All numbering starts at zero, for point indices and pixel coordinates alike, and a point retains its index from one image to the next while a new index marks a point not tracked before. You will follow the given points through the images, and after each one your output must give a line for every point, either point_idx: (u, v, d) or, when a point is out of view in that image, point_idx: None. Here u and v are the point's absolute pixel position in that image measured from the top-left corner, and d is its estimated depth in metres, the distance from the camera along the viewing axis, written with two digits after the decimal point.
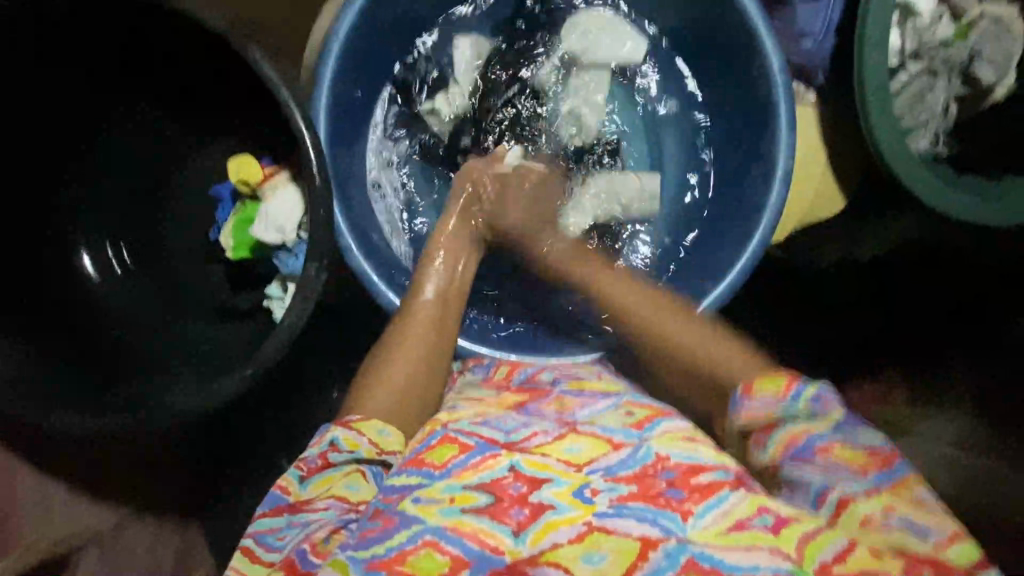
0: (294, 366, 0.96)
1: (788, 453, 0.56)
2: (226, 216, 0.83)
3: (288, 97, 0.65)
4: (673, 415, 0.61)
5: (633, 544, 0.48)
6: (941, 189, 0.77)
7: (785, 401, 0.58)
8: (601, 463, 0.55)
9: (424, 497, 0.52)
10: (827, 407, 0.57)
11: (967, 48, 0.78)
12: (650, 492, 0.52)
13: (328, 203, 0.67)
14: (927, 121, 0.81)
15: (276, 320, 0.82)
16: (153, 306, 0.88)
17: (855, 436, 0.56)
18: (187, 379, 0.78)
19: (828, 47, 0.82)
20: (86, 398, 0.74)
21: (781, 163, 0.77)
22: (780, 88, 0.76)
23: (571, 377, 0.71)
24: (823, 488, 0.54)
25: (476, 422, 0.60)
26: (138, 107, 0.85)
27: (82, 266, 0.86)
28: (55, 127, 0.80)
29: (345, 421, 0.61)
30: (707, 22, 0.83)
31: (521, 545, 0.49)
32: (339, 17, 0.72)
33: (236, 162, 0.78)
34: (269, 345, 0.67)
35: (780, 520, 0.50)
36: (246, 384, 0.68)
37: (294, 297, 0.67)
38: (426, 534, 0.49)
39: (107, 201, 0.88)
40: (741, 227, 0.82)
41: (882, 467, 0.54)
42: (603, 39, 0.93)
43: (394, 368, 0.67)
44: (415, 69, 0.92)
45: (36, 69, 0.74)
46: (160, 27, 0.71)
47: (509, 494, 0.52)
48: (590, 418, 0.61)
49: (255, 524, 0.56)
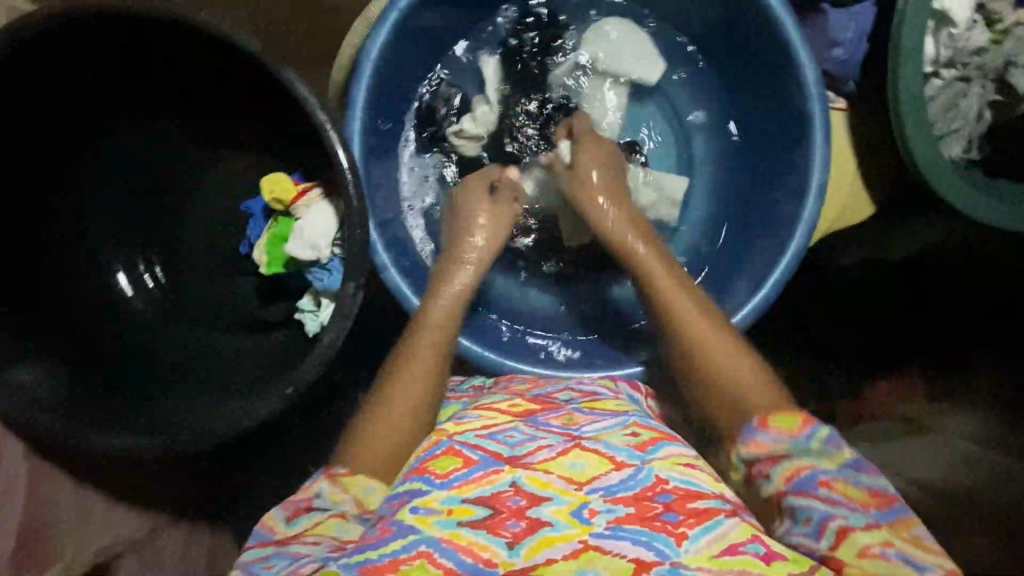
0: (333, 372, 0.99)
1: (790, 484, 0.56)
2: (257, 232, 0.83)
3: (324, 119, 0.66)
4: (676, 440, 0.61)
5: (626, 564, 0.49)
6: (980, 199, 0.77)
7: (794, 439, 0.58)
8: (601, 482, 0.54)
9: (422, 507, 0.52)
10: (838, 448, 0.57)
11: (1003, 54, 0.77)
12: (647, 514, 0.51)
13: (363, 221, 0.68)
14: (959, 128, 0.80)
15: (308, 333, 0.83)
16: (156, 307, 0.90)
17: (859, 479, 0.56)
18: (212, 390, 0.81)
19: (860, 56, 0.81)
20: (86, 398, 0.76)
21: (815, 176, 0.76)
22: (814, 101, 0.75)
23: (586, 395, 0.71)
24: (824, 515, 0.53)
25: (481, 434, 0.59)
26: (140, 108, 0.84)
27: (116, 283, 0.88)
28: (56, 127, 0.77)
29: (333, 472, 0.61)
30: (740, 32, 0.83)
31: (515, 557, 0.49)
32: (369, 37, 0.73)
33: (270, 179, 0.77)
34: (309, 365, 0.68)
35: (771, 551, 0.51)
36: (284, 404, 0.70)
37: (332, 316, 0.68)
38: (421, 544, 0.50)
39: (106, 201, 0.86)
40: (774, 240, 0.81)
41: (882, 507, 0.54)
42: (630, 54, 0.93)
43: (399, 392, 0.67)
44: (437, 92, 0.91)
45: (40, 70, 0.70)
46: (157, 26, 0.68)
47: (508, 507, 0.52)
48: (596, 433, 0.60)
49: (242, 557, 0.55)
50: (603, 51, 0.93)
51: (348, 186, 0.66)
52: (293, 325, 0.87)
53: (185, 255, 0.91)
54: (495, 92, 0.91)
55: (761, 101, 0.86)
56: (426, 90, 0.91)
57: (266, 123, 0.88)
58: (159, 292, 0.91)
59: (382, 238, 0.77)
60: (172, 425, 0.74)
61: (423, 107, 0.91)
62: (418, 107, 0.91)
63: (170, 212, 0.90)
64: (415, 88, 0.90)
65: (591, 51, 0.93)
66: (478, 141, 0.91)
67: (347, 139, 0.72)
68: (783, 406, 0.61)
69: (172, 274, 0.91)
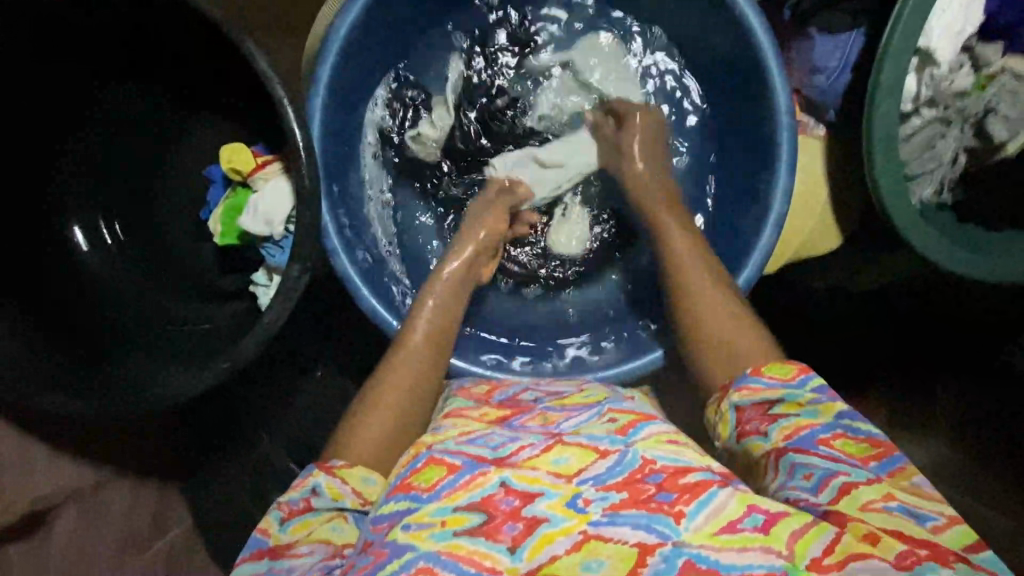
0: (309, 361, 0.98)
1: (790, 441, 0.56)
2: (216, 199, 0.82)
3: (283, 95, 0.65)
4: (657, 419, 0.60)
5: (630, 550, 0.47)
6: (955, 251, 0.76)
7: (789, 385, 0.59)
8: (589, 473, 0.52)
9: (414, 523, 0.50)
10: (833, 399, 0.58)
11: (985, 100, 0.76)
12: (641, 497, 0.50)
13: (315, 204, 0.67)
14: (934, 169, 0.80)
15: (259, 307, 0.83)
16: (135, 299, 0.88)
17: (856, 429, 0.56)
18: (183, 361, 0.80)
19: (842, 85, 0.80)
20: (62, 381, 0.74)
21: (777, 207, 0.75)
22: (785, 130, 0.74)
23: (551, 394, 0.71)
24: (826, 472, 0.53)
25: (461, 441, 0.58)
26: (137, 107, 0.85)
27: (71, 236, 0.87)
28: (46, 116, 0.81)
29: (329, 466, 0.60)
30: (719, 53, 0.83)
31: (518, 562, 0.48)
32: (339, 16, 0.72)
33: (228, 149, 0.77)
34: (248, 342, 0.68)
35: (770, 518, 0.48)
36: (219, 378, 0.70)
37: (275, 296, 0.68)
38: (419, 560, 0.48)
39: (100, 196, 0.88)
40: (731, 264, 0.80)
41: (882, 459, 0.54)
42: (609, 70, 0.92)
43: (386, 403, 0.65)
44: (402, 94, 0.90)
45: (35, 66, 0.76)
46: (170, 23, 0.73)
47: (502, 510, 0.50)
48: (575, 429, 0.59)
49: (234, 575, 0.55)
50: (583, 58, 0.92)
51: (302, 168, 0.66)
52: (246, 296, 0.87)
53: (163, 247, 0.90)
54: (455, 97, 0.91)
55: (738, 124, 0.85)
56: (394, 82, 0.89)
57: (252, 121, 0.86)
58: (114, 248, 0.89)
59: (335, 223, 0.76)
60: (133, 395, 0.73)
61: (394, 99, 0.90)
62: (388, 98, 0.89)
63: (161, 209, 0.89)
64: (381, 86, 0.88)
65: (575, 54, 0.92)
66: (437, 149, 0.91)
67: (307, 118, 0.71)
68: (771, 358, 0.63)
69: (148, 265, 0.90)
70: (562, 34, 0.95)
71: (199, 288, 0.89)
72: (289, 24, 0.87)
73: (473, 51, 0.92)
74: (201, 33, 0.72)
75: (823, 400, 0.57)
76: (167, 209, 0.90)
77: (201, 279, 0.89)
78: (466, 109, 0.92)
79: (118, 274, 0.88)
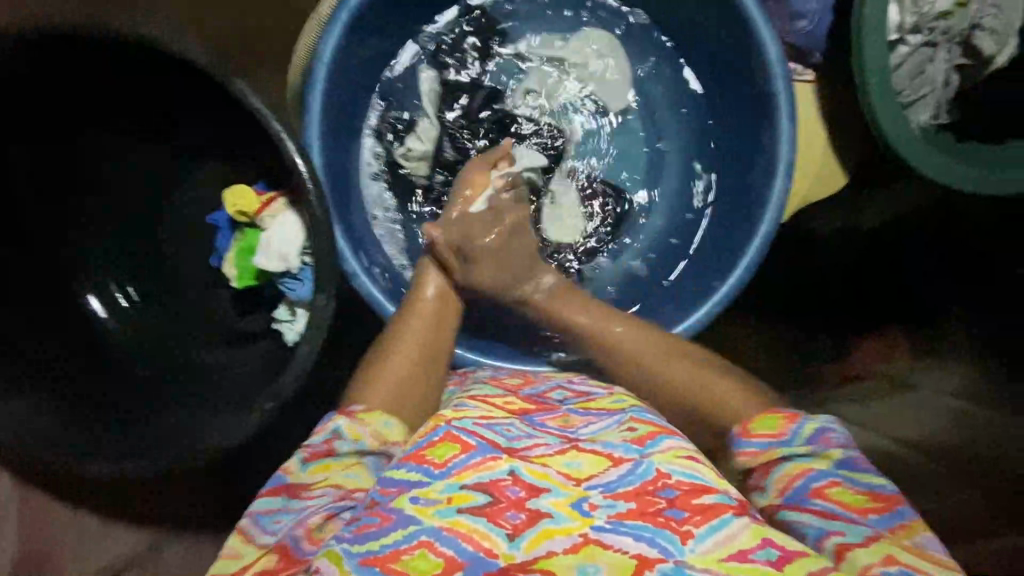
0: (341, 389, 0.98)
1: (784, 496, 0.57)
2: (226, 245, 0.83)
3: (279, 129, 0.64)
4: (677, 434, 0.60)
5: (628, 561, 0.48)
6: (960, 169, 0.76)
7: (782, 440, 0.60)
8: (599, 480, 0.53)
9: (422, 498, 0.51)
10: (826, 446, 0.58)
11: (968, 17, 0.77)
12: (649, 510, 0.51)
13: (331, 230, 0.67)
14: (929, 94, 0.80)
15: (288, 343, 0.82)
16: (159, 353, 0.88)
17: (855, 480, 0.56)
18: (218, 405, 0.80)
19: (826, 26, 0.81)
20: (103, 442, 0.75)
21: (785, 156, 0.76)
22: (779, 80, 0.75)
23: (580, 395, 0.69)
24: (820, 533, 0.52)
25: (479, 423, 0.59)
26: (133, 159, 0.85)
27: (87, 306, 0.87)
28: (47, 183, 0.81)
29: (349, 411, 0.62)
30: (700, 16, 0.83)
31: (515, 550, 0.49)
32: (322, 39, 0.71)
33: (231, 193, 0.77)
34: (288, 378, 0.68)
35: (784, 554, 0.49)
36: (265, 418, 0.70)
37: (306, 328, 0.68)
38: (422, 534, 0.49)
39: (112, 256, 0.88)
40: (747, 222, 0.81)
41: (882, 512, 0.53)
42: (593, 60, 0.94)
43: (406, 350, 0.69)
44: (387, 112, 0.90)
45: (33, 136, 0.76)
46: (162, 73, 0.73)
47: (507, 497, 0.52)
48: (593, 435, 0.59)
49: (253, 506, 0.56)
50: (565, 56, 0.94)
51: (310, 197, 0.65)
52: (270, 337, 0.87)
53: (181, 297, 0.90)
54: (434, 106, 0.90)
55: (729, 83, 0.86)
56: (380, 101, 0.89)
57: (250, 159, 0.86)
58: (132, 312, 0.89)
59: (351, 246, 0.77)
60: (176, 447, 0.73)
61: (384, 119, 0.89)
62: (378, 118, 0.89)
63: (173, 260, 0.90)
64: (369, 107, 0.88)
65: (553, 53, 0.94)
66: (427, 160, 0.91)
67: (305, 147, 0.71)
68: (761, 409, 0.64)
69: (167, 317, 0.90)
70: (531, 25, 0.94)
71: (221, 333, 0.89)
72: (277, 58, 0.88)
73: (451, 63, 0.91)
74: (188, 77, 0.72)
75: (816, 449, 0.58)
76: (179, 259, 0.90)
77: (221, 324, 0.89)
78: (448, 112, 0.91)
79: (137, 334, 0.89)
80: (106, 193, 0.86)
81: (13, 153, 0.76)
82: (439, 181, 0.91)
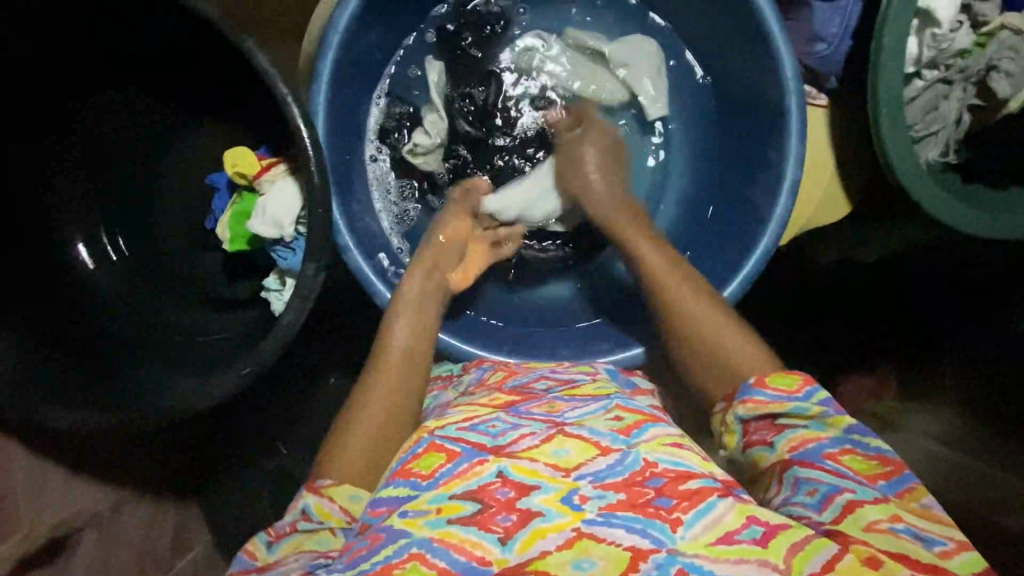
0: (323, 362, 0.99)
1: (796, 452, 0.57)
2: (223, 206, 0.83)
3: (286, 92, 0.64)
4: (662, 421, 0.60)
5: (623, 553, 0.47)
6: (960, 210, 0.76)
7: (795, 398, 0.59)
8: (589, 468, 0.53)
9: (411, 510, 0.51)
10: (840, 412, 0.58)
11: (986, 58, 0.77)
12: (638, 500, 0.50)
13: (327, 201, 0.66)
14: (939, 131, 0.80)
15: (273, 314, 0.82)
16: (140, 309, 0.88)
17: (865, 445, 0.56)
18: (196, 370, 0.79)
19: (843, 51, 0.81)
20: (75, 391, 0.74)
21: (790, 174, 0.76)
22: (792, 97, 0.75)
23: (563, 382, 0.70)
24: (831, 489, 0.53)
25: (462, 427, 0.58)
26: (134, 110, 0.85)
27: (75, 254, 0.86)
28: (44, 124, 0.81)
29: (316, 487, 0.59)
30: (721, 27, 0.83)
31: (508, 554, 0.48)
32: (339, 7, 0.71)
33: (232, 153, 0.77)
34: (266, 347, 0.68)
35: (769, 530, 0.48)
36: (239, 384, 0.69)
37: (292, 297, 0.67)
38: (413, 547, 0.48)
39: (101, 207, 0.88)
40: (745, 239, 0.81)
41: (891, 478, 0.54)
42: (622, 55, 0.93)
43: (368, 421, 0.64)
44: (396, 101, 0.90)
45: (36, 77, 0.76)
46: (173, 29, 0.73)
47: (496, 500, 0.50)
48: (580, 419, 0.59)
49: None
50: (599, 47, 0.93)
51: (311, 162, 0.65)
52: (258, 304, 0.86)
53: (169, 256, 0.90)
54: (442, 96, 0.89)
55: (740, 97, 0.86)
56: (392, 84, 0.90)
57: (251, 121, 0.86)
58: (119, 265, 0.89)
59: (346, 220, 0.77)
60: (150, 402, 0.73)
61: (392, 106, 0.90)
62: (386, 105, 0.90)
63: (164, 217, 0.89)
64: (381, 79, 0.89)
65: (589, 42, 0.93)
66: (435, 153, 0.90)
67: (310, 113, 0.70)
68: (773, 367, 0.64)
69: (151, 273, 0.90)
70: (553, 23, 0.96)
71: (206, 295, 0.89)
72: (287, 27, 0.87)
73: (468, 49, 0.91)
74: (198, 35, 0.71)
75: (828, 413, 0.57)
76: (170, 214, 0.89)
77: (206, 285, 0.89)
78: (456, 99, 0.90)
79: (124, 290, 0.88)
80: (103, 141, 0.86)
81: (12, 153, 0.79)
82: (458, 166, 0.92)
